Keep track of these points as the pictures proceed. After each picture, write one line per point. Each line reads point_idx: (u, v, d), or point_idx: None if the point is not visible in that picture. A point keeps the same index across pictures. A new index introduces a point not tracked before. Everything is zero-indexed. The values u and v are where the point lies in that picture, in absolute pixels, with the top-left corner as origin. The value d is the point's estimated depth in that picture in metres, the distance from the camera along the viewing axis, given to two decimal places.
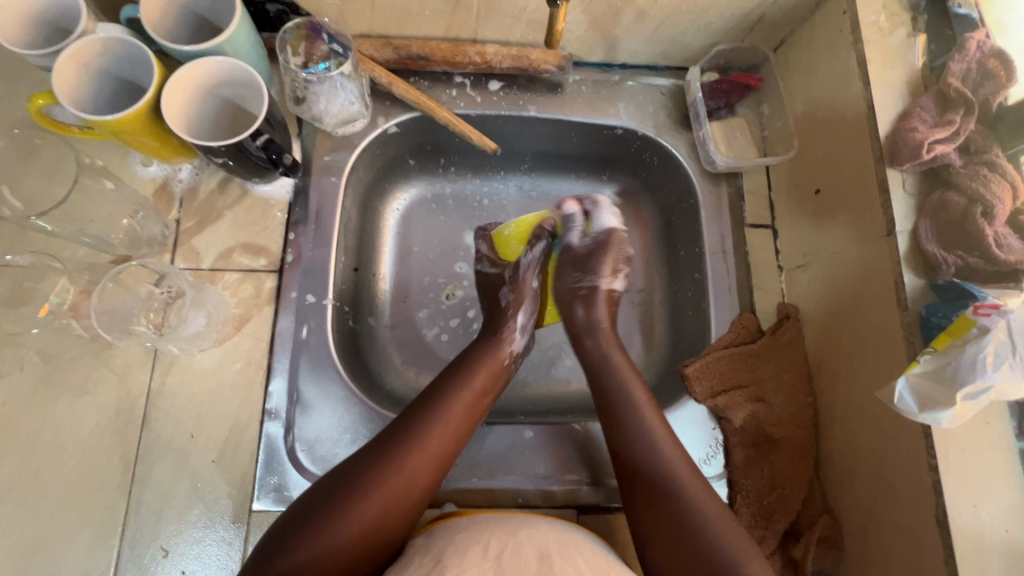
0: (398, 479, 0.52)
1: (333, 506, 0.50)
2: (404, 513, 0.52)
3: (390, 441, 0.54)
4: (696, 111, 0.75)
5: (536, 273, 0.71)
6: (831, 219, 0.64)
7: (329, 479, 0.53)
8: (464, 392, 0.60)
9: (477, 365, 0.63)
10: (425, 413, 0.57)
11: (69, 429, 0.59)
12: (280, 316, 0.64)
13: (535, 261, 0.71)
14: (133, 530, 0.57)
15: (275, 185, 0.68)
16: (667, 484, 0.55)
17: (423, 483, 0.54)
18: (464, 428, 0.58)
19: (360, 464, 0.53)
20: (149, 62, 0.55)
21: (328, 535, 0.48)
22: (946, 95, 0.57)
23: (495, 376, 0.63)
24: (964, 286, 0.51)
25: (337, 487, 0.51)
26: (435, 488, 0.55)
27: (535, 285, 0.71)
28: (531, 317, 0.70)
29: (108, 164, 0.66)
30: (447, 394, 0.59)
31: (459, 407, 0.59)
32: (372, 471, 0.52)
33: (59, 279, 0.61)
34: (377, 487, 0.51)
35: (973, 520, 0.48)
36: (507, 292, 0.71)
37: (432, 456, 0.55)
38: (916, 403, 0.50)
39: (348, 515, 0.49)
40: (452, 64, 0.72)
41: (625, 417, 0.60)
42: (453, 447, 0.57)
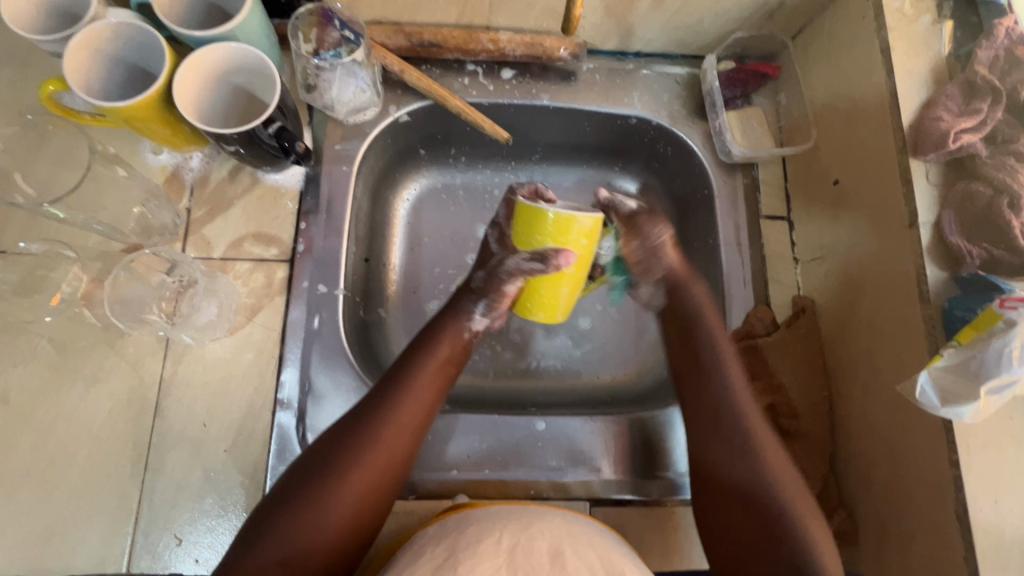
0: (365, 466, 0.51)
1: (307, 493, 0.49)
2: (379, 494, 0.52)
3: (354, 424, 0.53)
4: (712, 100, 0.73)
5: (518, 279, 0.61)
6: (850, 210, 0.63)
7: (292, 473, 0.51)
8: (427, 368, 0.58)
9: (439, 342, 0.61)
10: (388, 393, 0.56)
11: (82, 418, 0.59)
12: (291, 306, 0.64)
13: (524, 267, 0.59)
14: (147, 519, 0.57)
15: (286, 173, 0.68)
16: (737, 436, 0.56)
17: (387, 468, 0.53)
18: (428, 408, 0.57)
19: (329, 449, 0.52)
20: (160, 49, 0.55)
21: (305, 523, 0.48)
22: (972, 83, 0.55)
23: (458, 351, 0.62)
24: (989, 278, 0.51)
25: (308, 475, 0.50)
26: (406, 463, 0.54)
27: (511, 289, 0.63)
28: (492, 309, 0.65)
29: (120, 152, 0.66)
30: (408, 373, 0.57)
31: (423, 384, 0.57)
32: (340, 456, 0.51)
33: (72, 267, 0.61)
34: (347, 470, 0.51)
35: (995, 515, 0.48)
36: (480, 276, 0.66)
37: (398, 434, 0.54)
38: (938, 398, 0.49)
39: (323, 501, 0.49)
40: (465, 52, 0.71)
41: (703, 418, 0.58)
42: (419, 421, 0.56)
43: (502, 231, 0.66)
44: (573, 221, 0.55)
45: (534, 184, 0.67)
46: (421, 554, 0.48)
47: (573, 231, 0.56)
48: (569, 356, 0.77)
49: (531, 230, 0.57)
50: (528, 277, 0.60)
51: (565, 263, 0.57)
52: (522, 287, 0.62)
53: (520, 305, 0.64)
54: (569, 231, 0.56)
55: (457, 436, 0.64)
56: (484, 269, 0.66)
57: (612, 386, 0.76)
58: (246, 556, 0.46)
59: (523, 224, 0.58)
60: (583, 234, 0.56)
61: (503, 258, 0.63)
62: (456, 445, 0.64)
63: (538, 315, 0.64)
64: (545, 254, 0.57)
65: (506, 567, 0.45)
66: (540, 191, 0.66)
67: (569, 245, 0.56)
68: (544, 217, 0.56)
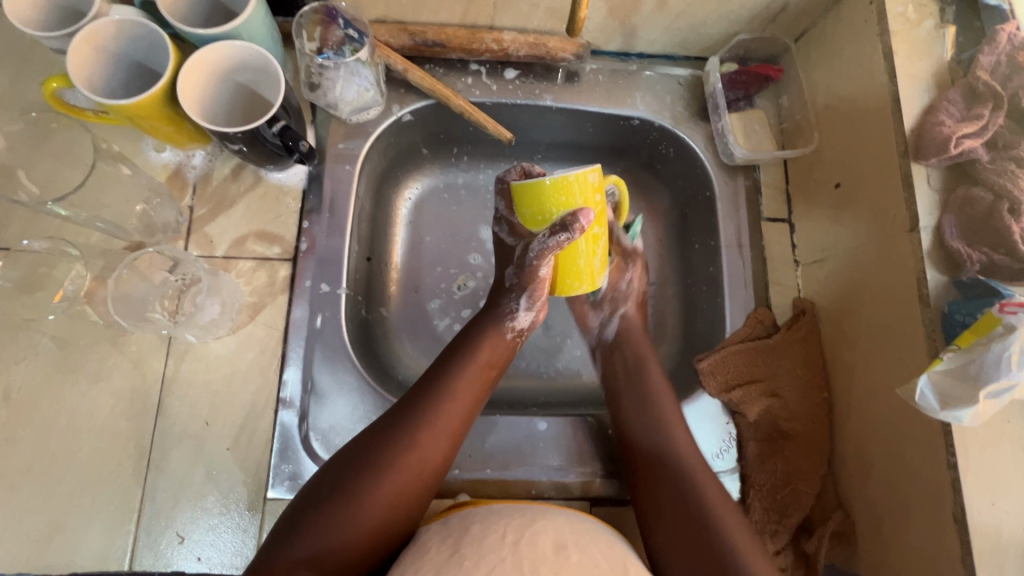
0: (408, 461, 0.52)
1: (346, 489, 0.50)
2: (415, 495, 0.52)
3: (396, 424, 0.54)
4: (715, 102, 0.74)
5: (545, 262, 0.58)
6: (850, 214, 0.64)
7: (335, 463, 0.52)
8: (468, 371, 0.59)
9: (480, 345, 0.62)
10: (429, 395, 0.57)
11: (84, 415, 0.59)
12: (294, 305, 0.64)
13: (545, 249, 0.56)
14: (149, 517, 0.57)
15: (289, 172, 0.68)
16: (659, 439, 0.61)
17: (429, 465, 0.54)
18: (471, 409, 0.58)
19: (369, 447, 0.52)
20: (164, 46, 0.55)
21: (343, 519, 0.48)
22: (974, 88, 0.56)
23: (500, 355, 0.63)
24: (988, 283, 0.51)
25: (348, 470, 0.51)
26: (444, 467, 0.55)
27: (545, 273, 0.60)
28: (530, 300, 0.64)
29: (123, 149, 0.65)
30: (449, 375, 0.58)
31: (462, 387, 0.58)
32: (380, 454, 0.52)
33: (75, 265, 0.61)
34: (386, 470, 0.51)
35: (992, 518, 0.48)
36: (512, 272, 0.64)
37: (437, 436, 0.55)
38: (937, 400, 0.49)
39: (361, 499, 0.49)
40: (468, 51, 0.71)
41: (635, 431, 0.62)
42: (458, 425, 0.57)
43: (509, 221, 0.66)
44: (569, 180, 0.51)
45: (523, 166, 0.65)
46: (427, 551, 0.48)
47: (576, 190, 0.52)
48: (570, 355, 0.77)
49: (536, 210, 0.54)
50: (556, 253, 0.57)
51: (587, 222, 0.53)
52: (550, 269, 0.60)
53: (561, 283, 0.61)
54: (568, 192, 0.52)
55: None
56: (515, 264, 0.63)
57: None
58: (281, 550, 0.46)
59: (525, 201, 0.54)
60: (588, 189, 0.52)
61: (526, 248, 0.61)
62: (457, 446, 0.64)
63: (579, 289, 0.61)
64: (565, 221, 0.53)
65: (511, 559, 0.45)
66: (529, 171, 0.64)
67: (576, 206, 0.53)
68: (545, 187, 0.51)
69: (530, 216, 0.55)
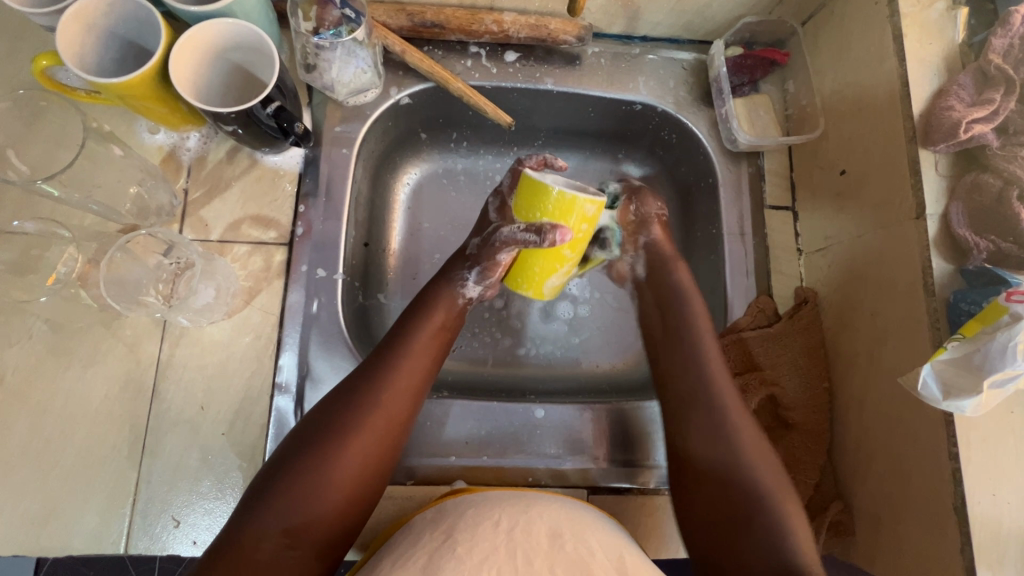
0: (372, 422, 0.52)
1: (309, 455, 0.49)
2: (382, 457, 0.52)
3: (354, 387, 0.53)
4: (719, 87, 0.72)
5: (507, 249, 0.59)
6: (855, 201, 0.63)
7: (299, 433, 0.51)
8: (425, 331, 0.59)
9: (435, 307, 0.61)
10: (386, 357, 0.56)
11: (79, 399, 0.58)
12: (290, 289, 0.63)
13: (514, 235, 0.57)
14: (145, 501, 0.57)
15: (285, 155, 0.67)
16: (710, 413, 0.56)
17: (395, 423, 0.53)
18: (430, 366, 0.58)
19: (328, 411, 0.52)
20: (156, 24, 0.53)
21: (314, 486, 0.48)
22: (986, 72, 0.54)
23: (453, 318, 0.62)
24: (995, 271, 0.50)
25: (311, 436, 0.50)
26: (408, 425, 0.55)
27: (504, 258, 0.61)
28: (481, 279, 0.64)
29: (115, 130, 0.64)
30: (407, 337, 0.58)
31: (419, 348, 0.58)
32: (342, 417, 0.51)
33: (67, 248, 0.60)
34: (348, 431, 0.51)
35: (992, 509, 0.48)
36: (477, 243, 0.64)
37: (399, 397, 0.54)
38: (940, 390, 0.49)
39: (325, 463, 0.49)
40: (468, 33, 0.69)
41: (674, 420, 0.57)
42: (420, 384, 0.56)
43: (501, 199, 0.65)
44: (575, 200, 0.52)
45: (543, 155, 0.66)
46: (420, 537, 0.48)
47: (575, 212, 0.53)
48: (569, 343, 0.77)
49: (533, 205, 0.54)
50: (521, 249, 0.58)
51: (561, 239, 0.54)
52: (512, 258, 0.61)
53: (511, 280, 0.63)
54: (571, 210, 0.53)
55: (455, 423, 0.64)
56: (479, 237, 0.64)
57: (611, 374, 0.75)
58: (249, 520, 0.46)
59: (528, 196, 0.54)
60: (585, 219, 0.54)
61: (497, 227, 0.61)
62: (454, 432, 0.64)
63: (525, 291, 0.63)
64: (541, 226, 0.54)
65: (504, 548, 0.45)
66: (549, 161, 0.65)
67: (565, 221, 0.53)
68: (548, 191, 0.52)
69: (521, 206, 0.56)
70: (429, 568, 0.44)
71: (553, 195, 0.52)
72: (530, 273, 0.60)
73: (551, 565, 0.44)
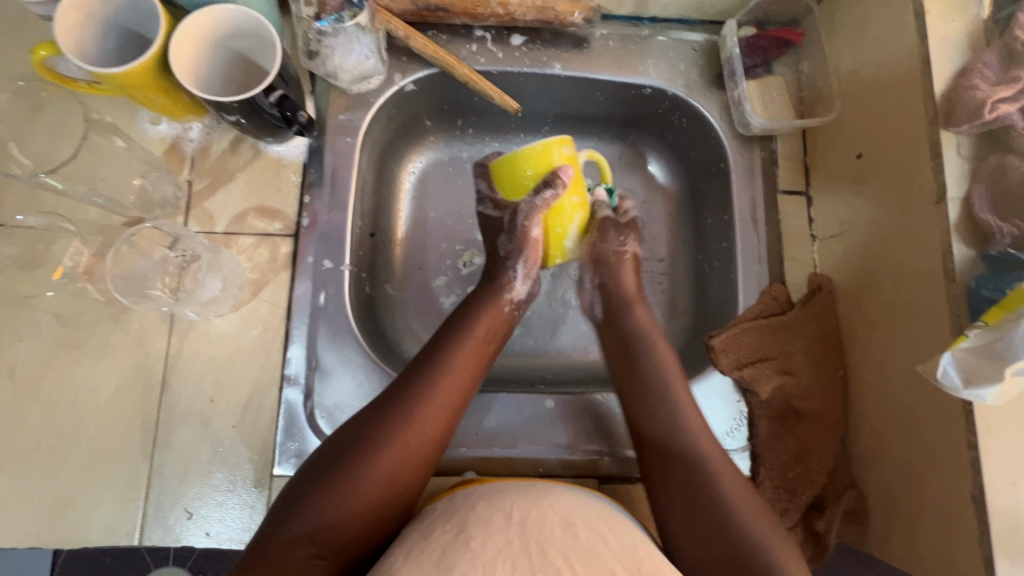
0: (406, 436, 0.51)
1: (341, 469, 0.49)
2: (412, 475, 0.51)
3: (391, 402, 0.53)
4: (732, 69, 0.70)
5: (536, 221, 0.59)
6: (872, 186, 0.61)
7: (336, 441, 0.51)
8: (463, 347, 0.58)
9: (474, 321, 0.60)
10: (425, 370, 0.55)
11: (90, 392, 0.58)
12: (296, 282, 0.63)
13: (536, 205, 0.57)
14: (157, 493, 0.57)
15: (289, 145, 0.66)
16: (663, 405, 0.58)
17: (429, 439, 0.52)
18: (469, 382, 0.57)
19: (363, 426, 0.51)
20: (155, 13, 0.52)
21: (342, 496, 0.47)
22: (1012, 49, 0.52)
23: (496, 329, 0.61)
24: (1019, 256, 0.49)
25: (343, 451, 0.50)
26: (443, 444, 0.54)
27: (536, 233, 0.60)
28: (529, 265, 0.63)
29: (117, 122, 0.63)
30: (441, 352, 0.57)
31: (459, 362, 0.57)
32: (375, 431, 0.51)
33: (73, 241, 0.60)
34: (381, 448, 0.50)
35: (1014, 499, 0.47)
36: (506, 240, 0.63)
37: (435, 412, 0.53)
38: (960, 379, 0.47)
39: (354, 479, 0.48)
40: (473, 16, 0.68)
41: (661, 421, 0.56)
42: (455, 402, 0.55)
43: (491, 198, 0.65)
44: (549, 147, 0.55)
45: None
46: (432, 529, 0.48)
47: (554, 158, 0.55)
48: (578, 332, 0.76)
49: (516, 177, 0.57)
50: (545, 214, 0.58)
51: (568, 181, 0.56)
52: (541, 231, 0.60)
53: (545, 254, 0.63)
54: (549, 152, 0.55)
55: (465, 413, 0.64)
56: (506, 231, 0.62)
57: None
58: (278, 528, 0.46)
59: (508, 167, 0.58)
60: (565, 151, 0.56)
61: (514, 214, 0.60)
62: (464, 423, 0.64)
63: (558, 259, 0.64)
64: (545, 181, 0.56)
65: (518, 539, 0.45)
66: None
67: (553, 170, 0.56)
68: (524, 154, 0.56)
69: (508, 188, 0.59)
70: (443, 560, 0.44)
71: (528, 155, 0.56)
72: (553, 232, 0.60)
73: (566, 552, 0.44)
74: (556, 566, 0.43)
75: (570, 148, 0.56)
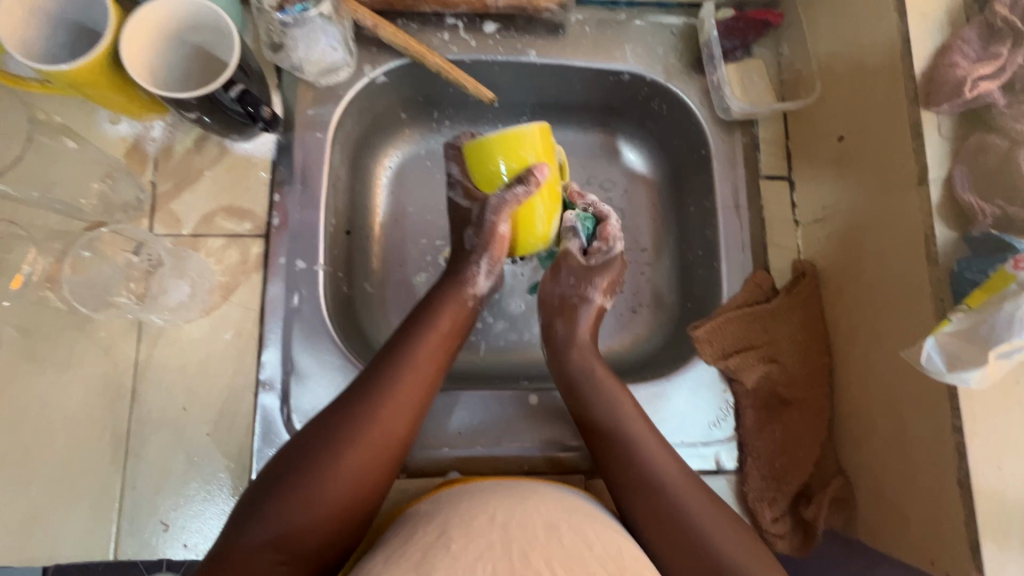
0: (369, 436, 0.50)
1: (303, 473, 0.47)
2: (375, 476, 0.50)
3: (356, 397, 0.52)
4: (710, 52, 0.69)
5: (504, 217, 0.57)
6: (854, 169, 0.60)
7: (295, 444, 0.49)
8: (426, 343, 0.56)
9: (442, 314, 0.59)
10: (387, 367, 0.54)
11: (56, 404, 0.56)
12: (269, 283, 0.61)
13: (507, 199, 0.56)
14: (131, 506, 0.56)
15: (257, 142, 0.64)
16: (613, 431, 0.56)
17: (393, 436, 0.51)
18: (433, 378, 0.56)
19: (324, 425, 0.50)
20: (104, 5, 0.50)
21: (305, 500, 0.46)
22: (992, 25, 0.51)
23: (461, 324, 0.60)
24: (1002, 237, 0.47)
25: (307, 451, 0.48)
26: (407, 441, 0.53)
27: (503, 231, 0.59)
28: (492, 263, 0.62)
29: (72, 123, 0.60)
30: (405, 348, 0.55)
31: (423, 358, 0.55)
32: (338, 431, 0.49)
33: (30, 249, 0.58)
34: (344, 448, 0.49)
35: (1000, 483, 0.46)
36: (473, 235, 0.61)
37: (399, 410, 0.52)
38: (944, 363, 0.47)
39: (317, 484, 0.47)
40: (443, 3, 0.65)
41: (604, 432, 0.57)
42: (418, 398, 0.54)
43: (463, 185, 0.61)
44: (521, 134, 0.54)
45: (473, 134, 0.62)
46: (413, 533, 0.47)
47: (531, 149, 0.54)
48: None
49: (492, 167, 0.55)
50: (513, 210, 0.57)
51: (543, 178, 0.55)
52: (511, 228, 0.59)
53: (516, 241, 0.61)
54: (522, 148, 0.54)
55: (446, 413, 0.63)
56: (473, 225, 0.61)
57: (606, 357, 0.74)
58: (241, 532, 0.45)
59: (480, 165, 0.56)
60: (538, 146, 0.55)
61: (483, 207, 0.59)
62: (446, 422, 0.62)
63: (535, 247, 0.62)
64: (520, 176, 0.55)
65: (501, 541, 0.44)
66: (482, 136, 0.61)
67: (529, 163, 0.54)
68: (499, 139, 0.54)
69: (482, 178, 0.57)
70: (422, 565, 0.42)
71: (501, 146, 0.54)
72: (531, 221, 0.58)
73: (549, 559, 0.42)
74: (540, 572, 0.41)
75: (542, 138, 0.55)
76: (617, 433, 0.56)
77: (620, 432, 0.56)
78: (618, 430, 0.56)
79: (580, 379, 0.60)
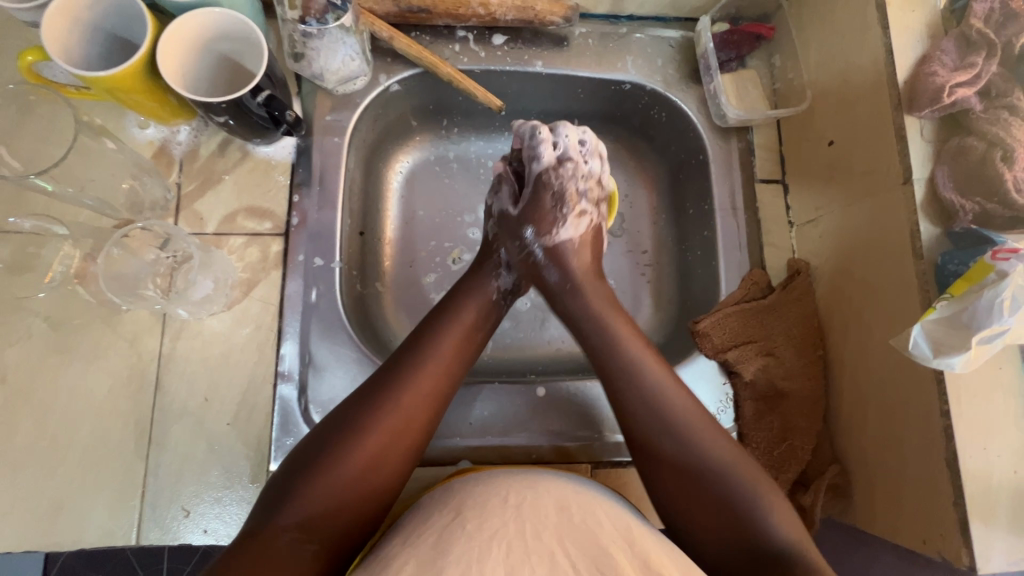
0: (392, 423, 0.52)
1: (328, 455, 0.50)
2: (396, 463, 0.52)
3: (382, 386, 0.54)
4: (707, 63, 0.73)
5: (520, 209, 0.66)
6: (843, 171, 0.64)
7: (323, 431, 0.52)
8: (450, 335, 0.59)
9: (464, 306, 0.62)
10: (411, 358, 0.56)
11: (82, 393, 0.59)
12: (288, 279, 0.64)
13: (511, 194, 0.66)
14: (153, 492, 0.58)
15: (277, 145, 0.67)
16: (646, 405, 0.55)
17: (416, 424, 0.53)
18: (456, 369, 0.58)
19: (351, 411, 0.52)
20: (142, 17, 0.53)
21: (331, 483, 0.48)
22: (968, 36, 0.55)
23: (485, 316, 0.63)
24: (980, 232, 0.51)
25: (333, 436, 0.51)
26: (429, 429, 0.55)
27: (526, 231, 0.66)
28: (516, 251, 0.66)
29: (107, 125, 0.64)
30: (429, 340, 0.58)
31: (445, 350, 0.58)
32: (361, 415, 0.52)
33: (64, 245, 0.61)
34: (366, 432, 0.51)
35: (985, 462, 0.49)
36: (493, 226, 0.68)
37: (423, 399, 0.54)
38: (930, 348, 0.50)
39: (341, 468, 0.49)
40: (455, 17, 0.69)
41: (624, 392, 0.56)
42: (441, 388, 0.56)
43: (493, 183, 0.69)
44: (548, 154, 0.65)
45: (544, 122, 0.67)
46: (425, 517, 0.49)
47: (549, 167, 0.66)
48: None
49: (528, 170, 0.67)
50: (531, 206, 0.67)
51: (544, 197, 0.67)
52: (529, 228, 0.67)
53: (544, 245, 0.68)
54: None
55: (456, 405, 0.65)
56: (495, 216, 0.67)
57: None
58: (270, 516, 0.47)
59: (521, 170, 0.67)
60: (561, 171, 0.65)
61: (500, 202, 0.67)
62: (457, 413, 0.65)
63: None
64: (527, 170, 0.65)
65: (514, 521, 0.46)
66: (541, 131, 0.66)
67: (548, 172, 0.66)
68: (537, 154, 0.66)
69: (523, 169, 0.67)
70: (439, 544, 0.45)
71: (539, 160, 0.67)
72: (546, 247, 0.66)
73: (562, 538, 0.46)
74: (553, 548, 0.45)
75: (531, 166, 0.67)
76: (651, 414, 0.55)
77: (651, 400, 0.55)
78: (651, 404, 0.55)
79: (604, 357, 0.59)
